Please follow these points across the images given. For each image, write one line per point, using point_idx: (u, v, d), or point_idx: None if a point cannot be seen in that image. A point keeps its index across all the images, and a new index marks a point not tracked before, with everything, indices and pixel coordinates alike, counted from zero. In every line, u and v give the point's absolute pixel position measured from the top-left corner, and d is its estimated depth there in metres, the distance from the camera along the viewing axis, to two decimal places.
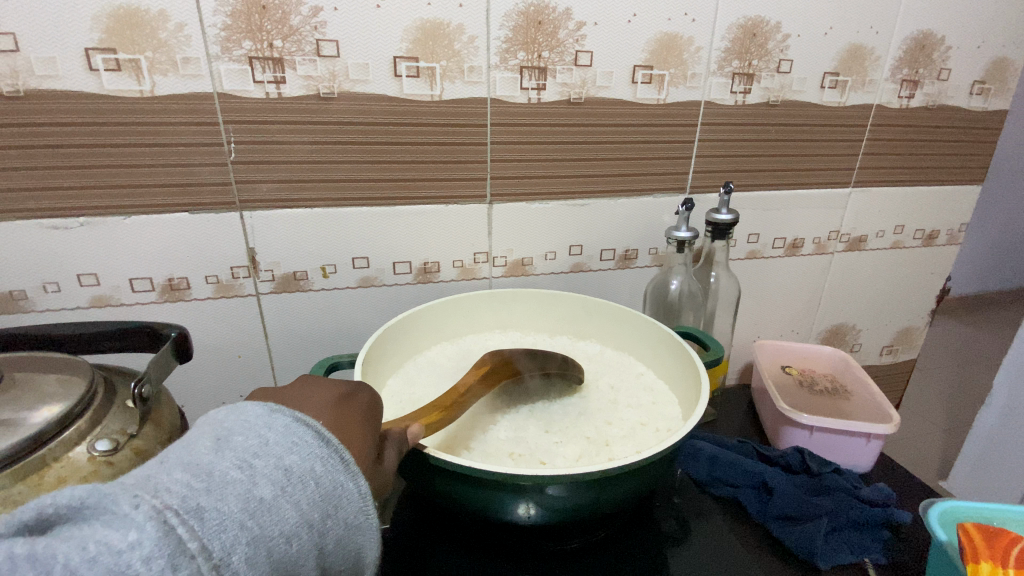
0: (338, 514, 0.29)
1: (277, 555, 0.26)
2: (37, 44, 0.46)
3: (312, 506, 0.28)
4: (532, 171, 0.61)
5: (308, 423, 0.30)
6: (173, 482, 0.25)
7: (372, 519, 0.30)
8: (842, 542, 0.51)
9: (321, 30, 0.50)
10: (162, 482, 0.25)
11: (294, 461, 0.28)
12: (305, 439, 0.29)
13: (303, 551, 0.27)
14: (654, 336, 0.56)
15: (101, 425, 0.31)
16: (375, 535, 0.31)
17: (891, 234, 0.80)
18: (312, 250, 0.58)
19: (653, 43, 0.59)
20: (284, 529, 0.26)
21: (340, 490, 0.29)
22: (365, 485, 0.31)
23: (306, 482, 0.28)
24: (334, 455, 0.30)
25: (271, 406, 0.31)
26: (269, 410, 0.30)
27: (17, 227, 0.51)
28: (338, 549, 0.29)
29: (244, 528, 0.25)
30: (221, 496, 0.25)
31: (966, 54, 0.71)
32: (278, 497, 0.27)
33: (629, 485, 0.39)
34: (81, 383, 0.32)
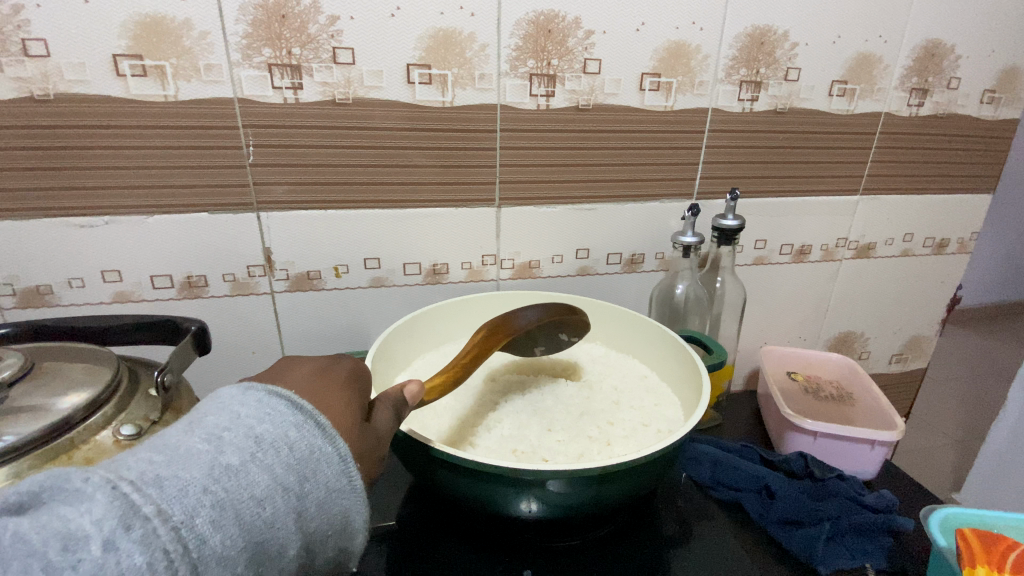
0: (315, 478, 0.30)
1: (249, 515, 0.27)
2: (68, 50, 0.48)
3: (285, 470, 0.29)
4: (541, 177, 0.63)
5: (282, 395, 0.32)
6: (136, 459, 0.26)
7: (353, 480, 0.32)
8: (844, 548, 0.51)
9: (338, 38, 0.52)
10: (126, 460, 0.26)
11: (265, 431, 0.30)
12: (278, 409, 0.31)
13: (278, 511, 0.28)
14: (658, 339, 0.57)
15: (126, 411, 0.33)
16: (358, 498, 0.32)
17: (900, 241, 0.80)
18: (325, 250, 0.60)
19: (660, 51, 0.60)
20: (255, 491, 0.27)
21: (314, 454, 0.30)
22: (343, 448, 0.32)
23: (278, 448, 0.29)
24: (308, 421, 0.31)
25: (245, 386, 0.33)
26: (243, 389, 0.32)
27: (45, 224, 0.53)
28: (319, 512, 0.30)
29: (209, 491, 0.26)
30: (186, 466, 0.26)
31: (975, 63, 0.71)
32: (248, 463, 0.28)
33: (628, 483, 0.40)
34: (108, 372, 0.34)
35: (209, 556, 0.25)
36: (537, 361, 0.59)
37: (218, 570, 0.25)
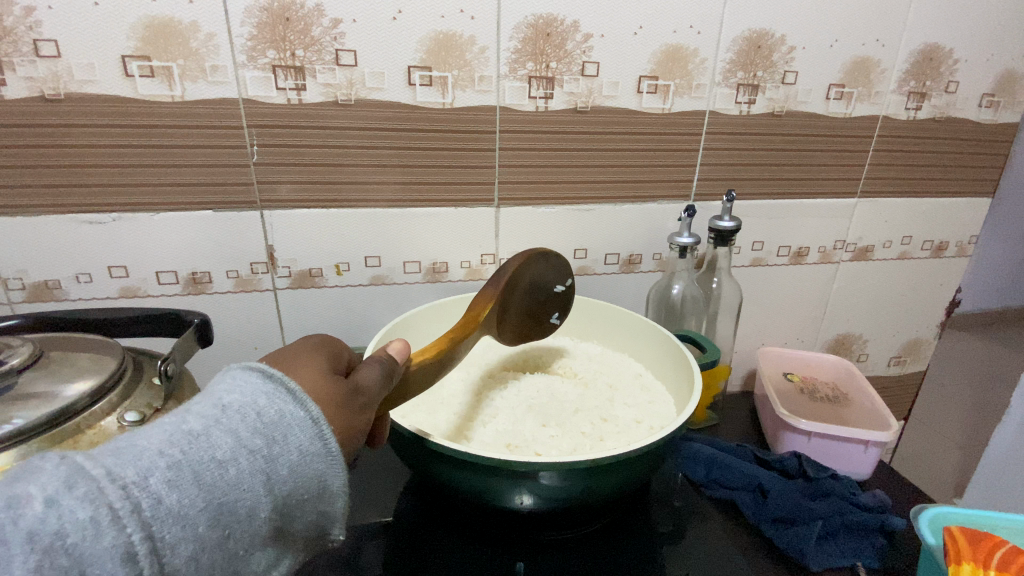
0: (283, 442, 0.30)
1: (210, 476, 0.27)
2: (79, 51, 0.49)
3: (250, 433, 0.29)
4: (539, 177, 0.64)
5: (256, 367, 0.32)
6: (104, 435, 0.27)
7: (327, 443, 0.31)
8: (836, 547, 0.51)
9: (341, 41, 0.53)
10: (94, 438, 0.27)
11: (235, 399, 0.30)
12: (250, 380, 0.31)
13: (243, 474, 0.28)
14: (653, 338, 0.57)
15: (130, 399, 0.34)
16: (333, 462, 0.31)
17: (898, 244, 0.81)
18: (327, 248, 0.61)
19: (658, 54, 0.61)
20: (216, 454, 0.27)
21: (283, 418, 0.30)
22: (317, 412, 0.32)
23: (244, 414, 0.29)
24: (280, 389, 0.31)
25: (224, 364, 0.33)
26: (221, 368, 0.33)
27: (54, 221, 0.54)
28: (292, 475, 0.30)
29: (166, 454, 0.26)
30: (148, 434, 0.27)
31: (973, 66, 0.72)
32: (211, 428, 0.28)
33: (619, 476, 0.41)
34: (113, 361, 0.35)
35: (165, 516, 0.25)
36: (534, 358, 0.60)
37: (174, 529, 0.25)
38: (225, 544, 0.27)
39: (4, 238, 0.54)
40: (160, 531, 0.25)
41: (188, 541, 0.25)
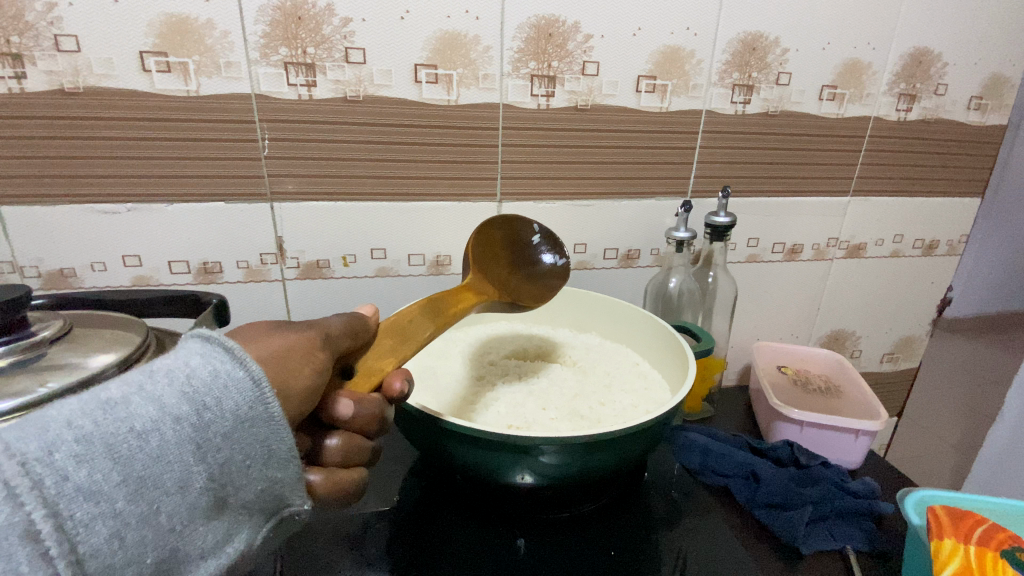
0: (217, 407, 0.29)
1: (129, 447, 0.25)
2: (98, 46, 0.51)
3: (178, 399, 0.28)
4: (541, 173, 0.66)
5: (196, 333, 0.32)
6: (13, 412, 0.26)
7: (268, 407, 0.30)
8: (826, 530, 0.53)
9: (350, 39, 0.55)
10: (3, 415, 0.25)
11: (165, 363, 0.29)
12: (186, 345, 0.31)
13: (170, 442, 0.27)
14: (651, 329, 0.59)
15: None
16: (276, 427, 0.31)
17: (890, 242, 0.83)
18: (335, 240, 0.63)
19: (656, 55, 0.63)
20: (137, 423, 0.26)
21: (218, 378, 0.29)
22: (258, 372, 0.31)
23: (172, 379, 0.28)
24: (217, 351, 0.31)
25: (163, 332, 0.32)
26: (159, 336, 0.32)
27: (71, 210, 0.56)
28: (231, 442, 0.29)
29: (75, 425, 0.25)
30: (61, 405, 0.26)
31: (962, 69, 0.74)
32: (132, 396, 0.27)
33: (616, 453, 0.42)
34: (138, 335, 0.37)
35: (73, 493, 0.24)
36: (534, 347, 0.61)
37: (85, 506, 0.24)
38: (154, 520, 0.26)
39: (23, 227, 0.56)
40: (67, 509, 0.23)
41: (105, 519, 0.24)
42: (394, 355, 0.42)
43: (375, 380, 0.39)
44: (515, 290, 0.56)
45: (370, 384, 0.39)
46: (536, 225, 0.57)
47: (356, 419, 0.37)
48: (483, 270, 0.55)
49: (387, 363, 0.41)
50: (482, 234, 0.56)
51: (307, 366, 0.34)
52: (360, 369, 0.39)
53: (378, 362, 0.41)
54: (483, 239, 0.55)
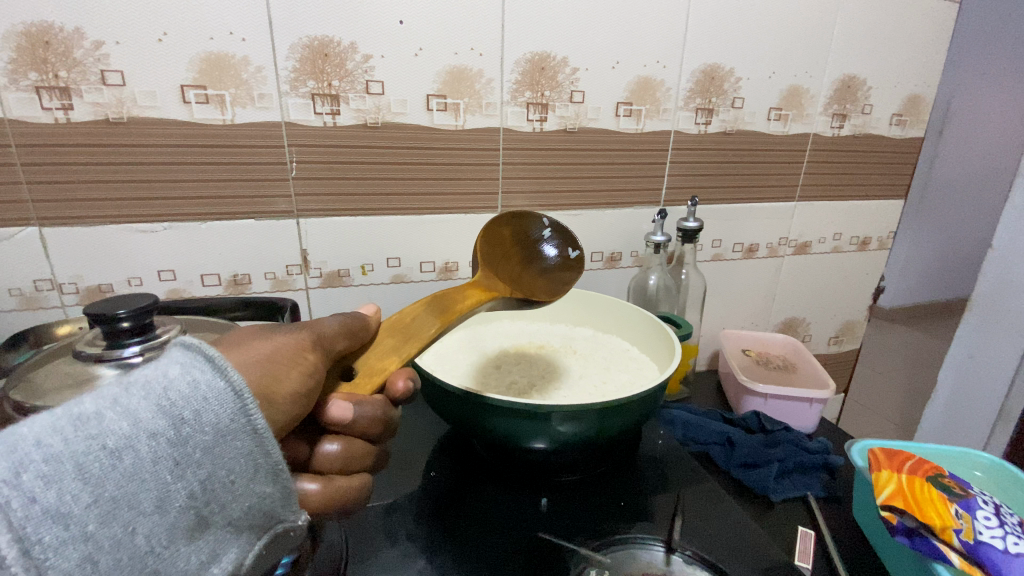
0: (196, 420, 0.27)
1: (101, 464, 0.24)
2: (142, 81, 0.57)
3: (155, 413, 0.27)
4: (536, 187, 0.74)
5: (180, 342, 0.31)
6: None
7: (250, 417, 0.29)
8: (791, 482, 0.64)
9: (371, 73, 0.63)
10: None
11: (143, 376, 0.28)
12: (166, 356, 0.30)
13: (146, 459, 0.25)
14: (637, 318, 0.68)
15: None
16: (259, 439, 0.29)
17: (831, 240, 0.96)
18: (356, 251, 0.70)
19: (632, 85, 0.73)
20: (109, 439, 0.25)
21: (197, 389, 0.28)
22: (240, 381, 0.29)
23: (149, 392, 0.27)
24: (198, 360, 0.29)
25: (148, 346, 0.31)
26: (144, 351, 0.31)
27: (113, 231, 0.61)
28: (211, 456, 0.27)
29: (45, 443, 0.24)
30: (31, 424, 0.25)
31: (881, 93, 0.88)
32: (106, 411, 0.26)
33: (623, 420, 0.51)
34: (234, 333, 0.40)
35: (40, 516, 0.22)
36: (537, 341, 0.70)
37: (53, 531, 0.23)
38: (130, 543, 0.24)
39: (67, 247, 0.60)
40: (35, 534, 0.22)
41: (76, 543, 0.23)
42: (396, 353, 0.43)
43: (377, 379, 0.41)
44: (530, 286, 0.60)
45: (372, 385, 0.40)
46: (546, 220, 0.63)
47: (356, 421, 0.38)
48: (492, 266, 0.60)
49: (388, 362, 0.42)
50: (491, 232, 0.62)
51: (294, 368, 0.35)
52: (362, 370, 0.41)
53: (380, 362, 0.42)
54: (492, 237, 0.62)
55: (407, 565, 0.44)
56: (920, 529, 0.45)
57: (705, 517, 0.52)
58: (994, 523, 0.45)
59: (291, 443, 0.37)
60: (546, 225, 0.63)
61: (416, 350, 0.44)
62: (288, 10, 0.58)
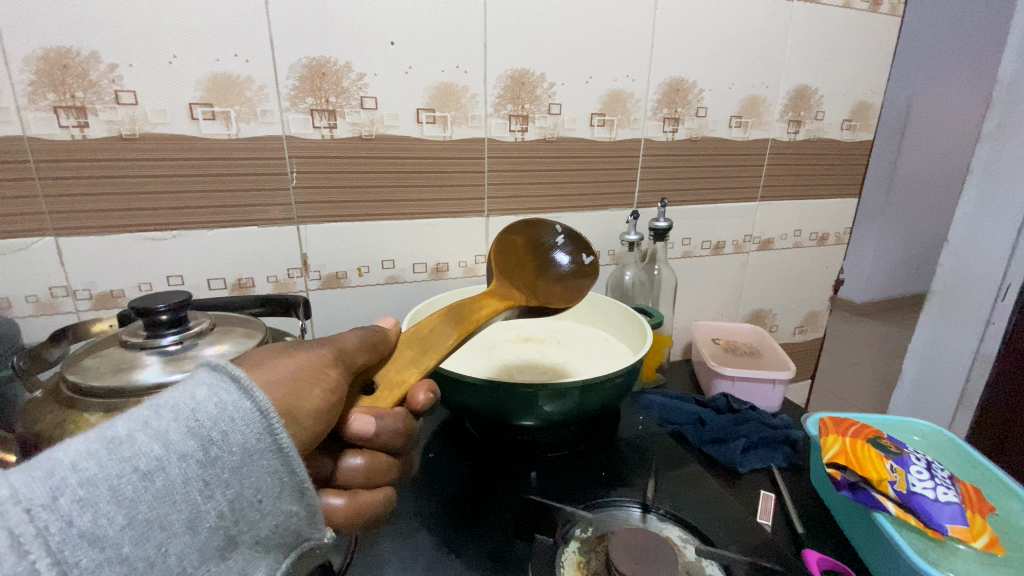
0: (224, 441, 0.29)
1: (134, 486, 0.26)
2: (153, 100, 0.61)
3: (184, 435, 0.28)
4: (519, 193, 0.80)
5: (207, 362, 0.32)
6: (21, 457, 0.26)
7: (274, 437, 0.30)
8: (756, 454, 0.70)
9: (365, 89, 0.68)
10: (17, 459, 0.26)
11: (173, 397, 0.29)
12: (193, 377, 0.31)
13: (177, 480, 0.27)
14: (614, 310, 0.75)
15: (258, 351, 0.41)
16: (284, 459, 0.30)
17: (792, 236, 1.04)
18: (352, 254, 0.75)
19: (604, 97, 0.80)
20: (142, 462, 0.26)
21: (223, 410, 0.29)
22: (265, 401, 0.31)
23: (178, 414, 0.28)
24: (224, 381, 0.31)
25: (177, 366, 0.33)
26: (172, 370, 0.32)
27: (125, 240, 0.65)
28: (238, 476, 0.29)
29: (80, 467, 0.25)
30: (67, 447, 0.26)
31: (831, 101, 0.96)
32: (138, 433, 0.27)
33: (599, 397, 0.57)
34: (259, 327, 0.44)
35: (78, 539, 0.24)
36: (524, 332, 0.75)
37: (90, 553, 0.24)
38: (163, 563, 0.26)
39: (80, 256, 0.64)
40: (73, 557, 0.23)
41: (111, 565, 0.24)
42: (415, 366, 0.46)
43: (397, 393, 0.43)
44: (545, 294, 0.65)
45: (392, 398, 0.43)
46: (558, 229, 0.66)
47: (377, 434, 0.40)
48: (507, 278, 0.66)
49: (408, 373, 0.45)
50: (504, 244, 0.68)
51: (316, 386, 0.36)
52: (383, 383, 0.44)
53: (400, 374, 0.45)
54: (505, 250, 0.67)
55: (411, 535, 0.49)
56: (862, 484, 0.50)
57: (686, 485, 0.57)
58: (926, 478, 0.51)
59: (317, 459, 0.38)
60: (558, 232, 0.67)
61: (434, 361, 0.47)
62: (288, 33, 0.63)
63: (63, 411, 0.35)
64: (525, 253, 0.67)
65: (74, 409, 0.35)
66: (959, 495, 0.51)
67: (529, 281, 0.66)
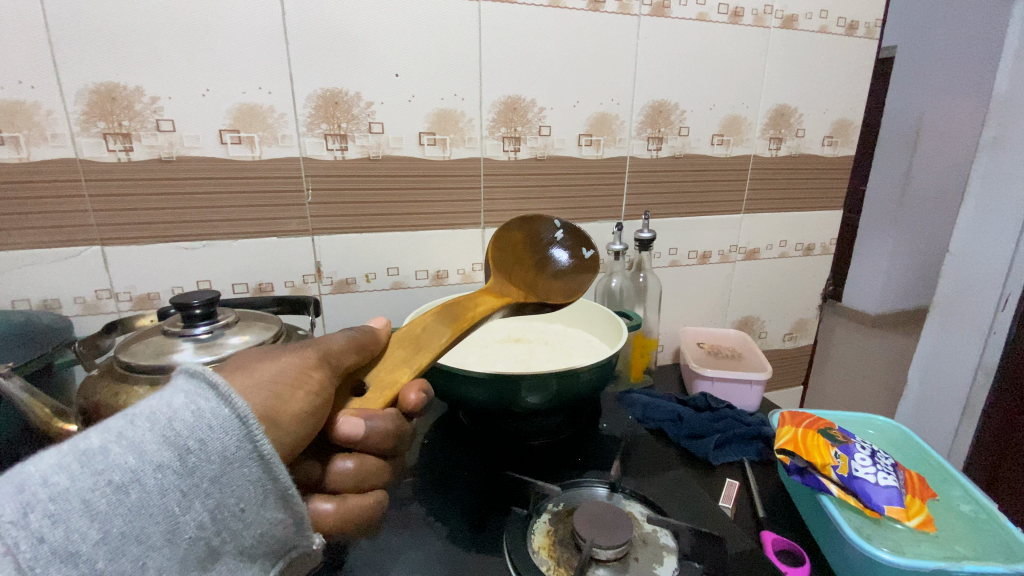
0: (198, 453, 0.31)
1: (108, 500, 0.28)
2: (189, 128, 0.70)
3: (159, 449, 0.30)
4: (513, 206, 0.88)
5: (189, 370, 0.34)
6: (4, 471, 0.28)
7: (250, 447, 0.32)
8: (730, 449, 0.75)
9: (373, 116, 0.76)
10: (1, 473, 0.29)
11: (152, 408, 0.32)
12: (173, 387, 0.33)
13: (152, 492, 0.29)
14: (599, 313, 0.81)
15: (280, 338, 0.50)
16: (261, 468, 0.33)
17: (777, 246, 1.09)
18: (361, 262, 0.83)
19: (591, 119, 0.87)
20: (116, 475, 0.29)
21: (199, 420, 0.32)
22: (243, 409, 0.33)
23: (153, 427, 0.31)
24: (201, 390, 0.33)
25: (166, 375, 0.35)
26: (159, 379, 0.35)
27: (161, 249, 0.74)
28: (217, 486, 0.31)
29: (52, 484, 0.28)
30: (45, 463, 0.29)
31: (812, 119, 1.02)
32: (113, 447, 0.30)
33: (573, 388, 0.63)
34: (277, 321, 0.52)
35: (52, 554, 0.26)
36: (515, 334, 0.82)
37: (65, 568, 0.26)
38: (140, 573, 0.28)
39: (123, 263, 0.73)
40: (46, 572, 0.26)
41: None
42: (406, 364, 0.50)
43: (388, 393, 0.47)
44: (545, 288, 0.72)
45: (383, 399, 0.46)
46: (557, 225, 0.75)
47: (366, 437, 0.42)
48: (510, 273, 0.71)
49: (401, 374, 0.49)
50: (505, 240, 0.73)
51: (299, 389, 0.39)
52: (375, 386, 0.47)
53: (393, 374, 0.49)
54: (505, 245, 0.73)
55: (405, 507, 0.56)
56: (810, 469, 0.56)
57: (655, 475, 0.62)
58: (868, 463, 0.56)
59: (308, 463, 0.42)
60: (557, 229, 0.75)
61: (427, 362, 0.51)
62: (306, 69, 0.72)
63: (117, 385, 0.43)
64: (525, 249, 0.74)
65: (126, 384, 0.43)
66: (899, 480, 0.56)
67: (529, 273, 0.72)
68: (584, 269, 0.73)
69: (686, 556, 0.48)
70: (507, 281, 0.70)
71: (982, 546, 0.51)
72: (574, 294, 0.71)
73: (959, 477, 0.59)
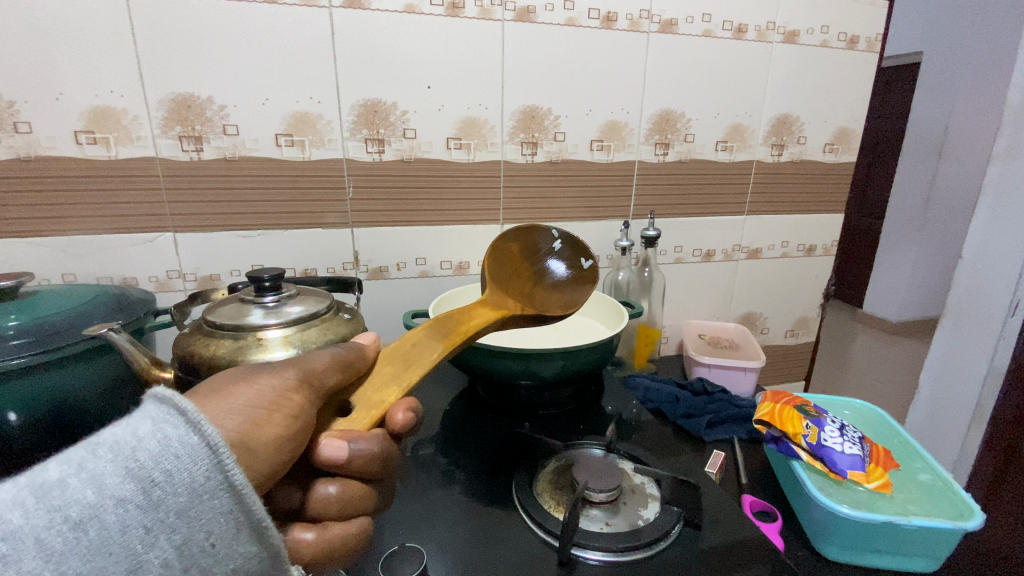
0: (165, 486, 0.31)
1: (66, 537, 0.28)
2: (250, 131, 0.81)
3: (123, 482, 0.31)
4: (531, 204, 0.97)
5: (159, 397, 0.35)
6: None
7: (218, 478, 0.33)
8: (721, 428, 0.82)
9: (408, 123, 0.86)
10: None
11: (117, 437, 0.32)
12: (139, 414, 0.34)
13: (114, 527, 0.30)
14: (605, 302, 0.89)
15: (331, 309, 0.60)
16: (231, 500, 0.33)
17: (779, 246, 1.16)
18: (392, 252, 0.93)
19: (603, 126, 0.96)
20: (75, 510, 0.29)
21: (167, 448, 0.32)
22: (214, 436, 0.33)
23: (117, 460, 0.31)
24: (171, 417, 0.34)
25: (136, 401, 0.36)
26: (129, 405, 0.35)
27: (222, 237, 0.85)
28: (184, 519, 0.32)
29: (4, 519, 0.28)
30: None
31: (815, 127, 1.09)
32: (74, 480, 0.30)
33: (576, 363, 0.71)
34: (328, 295, 0.63)
35: None
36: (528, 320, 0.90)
37: None
38: None
39: (189, 248, 0.85)
40: None
41: None
42: (394, 382, 0.52)
43: (374, 414, 0.49)
44: (543, 299, 0.79)
45: (368, 420, 0.48)
46: (551, 236, 0.83)
47: (349, 460, 0.44)
48: (507, 284, 0.78)
49: (388, 394, 0.50)
50: (504, 253, 0.81)
51: (276, 413, 0.40)
52: (359, 405, 0.49)
53: (380, 395, 0.50)
54: (504, 257, 0.81)
55: (426, 463, 0.65)
56: (784, 438, 0.64)
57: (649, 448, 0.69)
58: (837, 435, 0.64)
59: (286, 491, 0.43)
60: (551, 241, 0.84)
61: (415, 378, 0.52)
62: (352, 83, 0.82)
63: (206, 339, 0.53)
64: (523, 260, 0.83)
65: (212, 337, 0.53)
66: (865, 450, 0.64)
67: (528, 285, 0.80)
68: (581, 279, 0.81)
69: (668, 502, 0.56)
70: (505, 292, 0.77)
71: (930, 506, 0.58)
72: (570, 306, 0.78)
73: (920, 450, 0.67)
